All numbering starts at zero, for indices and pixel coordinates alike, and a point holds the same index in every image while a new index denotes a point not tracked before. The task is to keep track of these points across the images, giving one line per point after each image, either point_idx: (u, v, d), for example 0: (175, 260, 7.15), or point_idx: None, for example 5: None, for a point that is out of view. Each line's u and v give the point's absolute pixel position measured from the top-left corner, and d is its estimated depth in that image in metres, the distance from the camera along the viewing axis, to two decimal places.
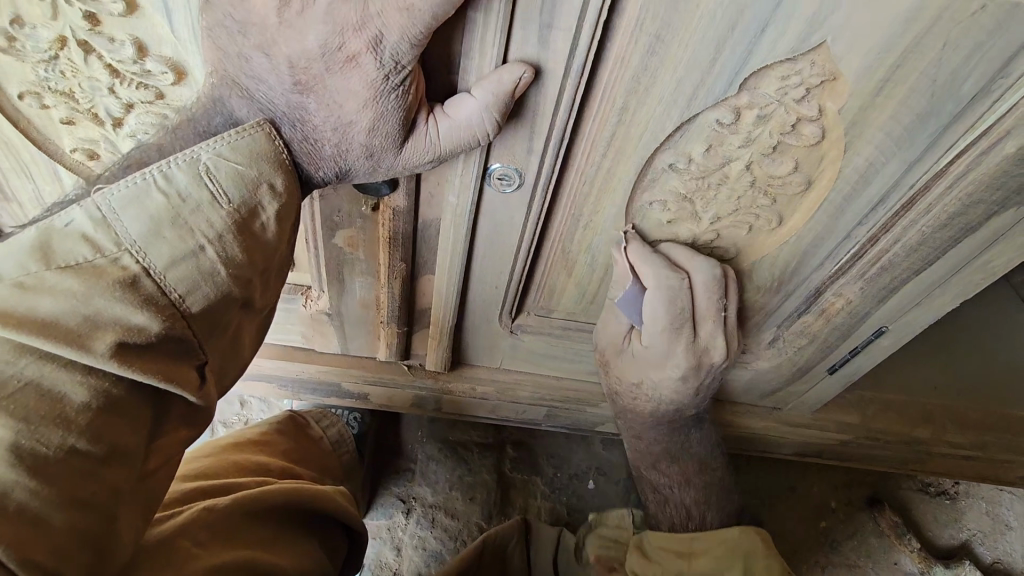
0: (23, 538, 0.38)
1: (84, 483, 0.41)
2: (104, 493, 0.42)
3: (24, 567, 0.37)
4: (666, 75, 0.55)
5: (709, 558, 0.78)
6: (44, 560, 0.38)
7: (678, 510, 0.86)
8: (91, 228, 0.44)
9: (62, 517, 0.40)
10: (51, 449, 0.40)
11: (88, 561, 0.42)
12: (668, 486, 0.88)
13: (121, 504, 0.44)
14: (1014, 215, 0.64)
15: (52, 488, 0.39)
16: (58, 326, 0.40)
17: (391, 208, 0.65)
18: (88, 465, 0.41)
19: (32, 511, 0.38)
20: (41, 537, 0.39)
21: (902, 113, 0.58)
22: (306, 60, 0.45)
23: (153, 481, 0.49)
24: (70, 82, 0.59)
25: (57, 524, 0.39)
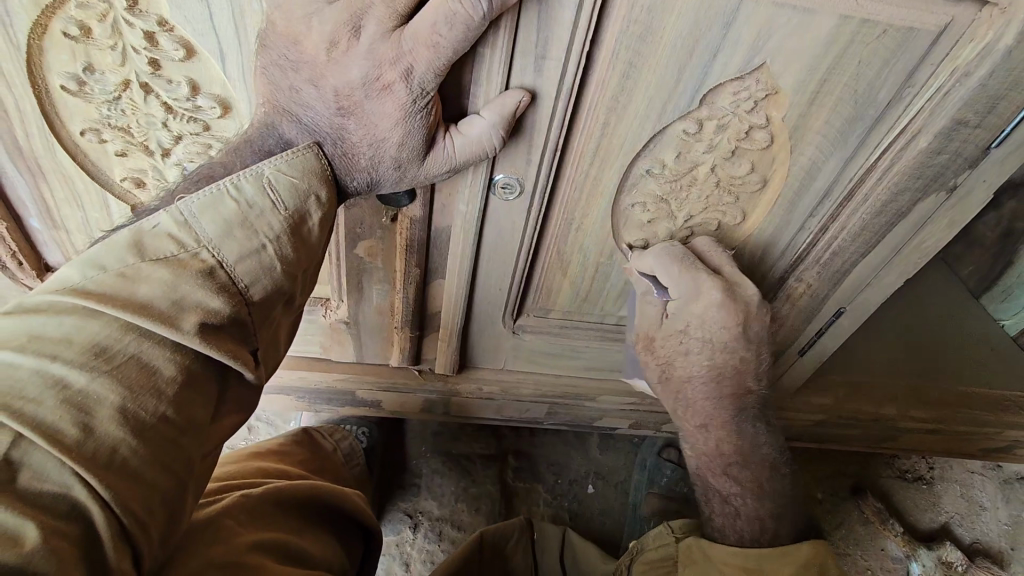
0: (124, 487, 0.43)
1: (168, 448, 0.47)
2: (182, 460, 0.48)
3: (122, 510, 0.43)
4: (639, 93, 0.66)
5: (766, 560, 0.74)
6: (137, 509, 0.44)
7: (727, 514, 0.82)
8: (175, 228, 0.52)
9: (151, 474, 0.45)
10: (148, 414, 0.46)
11: (163, 520, 0.47)
12: (737, 497, 0.82)
13: (191, 474, 0.50)
14: (935, 201, 0.76)
15: (147, 448, 0.45)
16: (153, 306, 0.48)
17: (409, 218, 0.75)
18: (171, 433, 0.47)
19: (132, 466, 0.44)
20: (137, 490, 0.44)
21: (834, 118, 0.70)
22: (349, 88, 0.56)
23: (208, 461, 0.54)
24: (128, 118, 0.67)
25: (148, 480, 0.45)
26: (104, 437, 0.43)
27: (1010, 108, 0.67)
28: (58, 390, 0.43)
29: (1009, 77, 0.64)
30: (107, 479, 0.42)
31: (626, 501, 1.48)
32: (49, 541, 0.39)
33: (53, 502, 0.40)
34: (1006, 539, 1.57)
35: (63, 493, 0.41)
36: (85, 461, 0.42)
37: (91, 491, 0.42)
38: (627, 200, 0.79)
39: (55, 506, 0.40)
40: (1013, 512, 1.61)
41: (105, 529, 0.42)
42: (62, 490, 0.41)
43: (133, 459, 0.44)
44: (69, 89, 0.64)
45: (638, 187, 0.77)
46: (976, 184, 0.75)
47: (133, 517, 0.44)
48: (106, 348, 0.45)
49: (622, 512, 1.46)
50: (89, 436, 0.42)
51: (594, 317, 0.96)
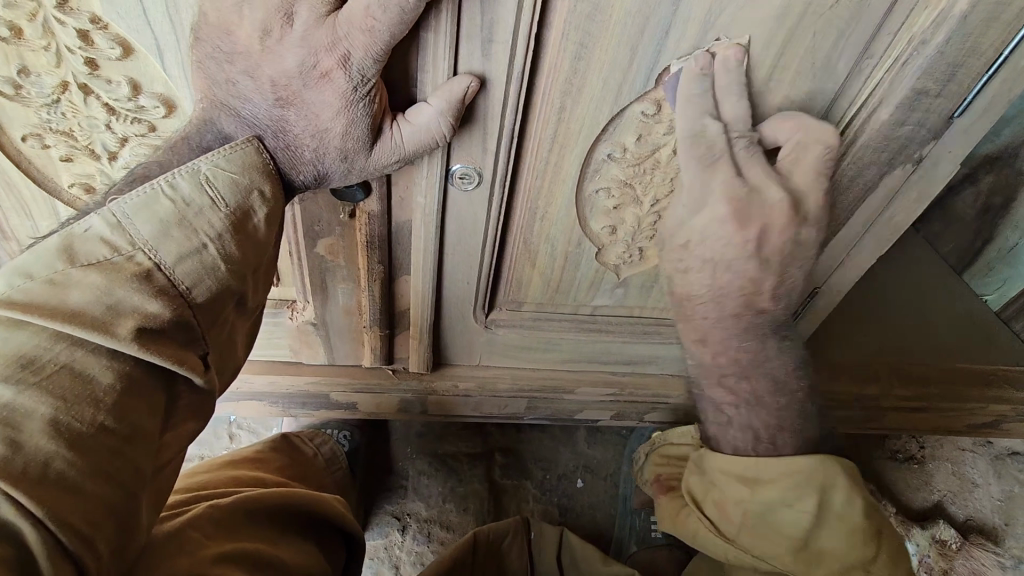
0: (60, 503, 0.41)
1: (111, 459, 0.45)
2: (129, 471, 0.46)
3: (60, 526, 0.41)
4: (593, 75, 0.65)
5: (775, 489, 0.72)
6: (78, 524, 0.42)
7: None
8: (109, 231, 0.50)
9: (92, 486, 0.43)
10: (83, 425, 0.44)
11: (113, 533, 0.45)
12: None
13: (141, 484, 0.48)
14: (902, 172, 0.75)
15: (85, 460, 0.43)
16: (84, 313, 0.46)
17: (366, 213, 0.74)
18: (114, 443, 0.45)
19: (69, 480, 0.42)
20: (76, 505, 0.42)
21: (794, 94, 0.69)
22: (285, 78, 0.54)
23: (161, 472, 0.52)
24: (70, 122, 0.66)
25: (90, 493, 0.43)
26: (35, 452, 0.41)
27: (970, 75, 0.65)
28: None
29: (966, 44, 0.63)
30: (39, 495, 0.41)
31: (616, 494, 1.47)
32: None
33: None
34: (999, 515, 1.57)
35: None
36: (15, 478, 0.40)
37: (21, 508, 0.40)
38: (591, 186, 0.77)
39: None
40: (1005, 487, 1.60)
41: (38, 548, 0.40)
42: None
43: (70, 472, 0.42)
44: (5, 93, 0.62)
45: (601, 172, 0.76)
46: (943, 154, 0.74)
47: (74, 534, 0.42)
48: (35, 359, 0.44)
49: (611, 506, 1.45)
50: (17, 452, 0.41)
51: (568, 307, 0.94)
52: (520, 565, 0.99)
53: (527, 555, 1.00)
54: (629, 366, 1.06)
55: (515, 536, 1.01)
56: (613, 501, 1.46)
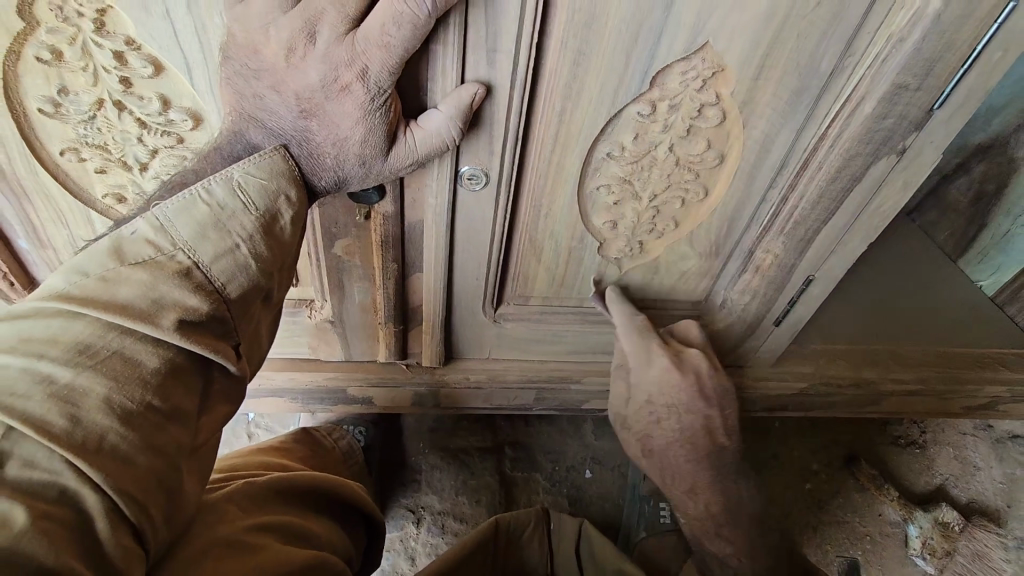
0: (118, 472, 0.46)
1: (158, 432, 0.50)
2: (174, 445, 0.51)
3: (117, 491, 0.46)
4: (591, 79, 0.69)
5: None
6: (132, 489, 0.47)
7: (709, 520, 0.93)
8: (153, 234, 0.55)
9: (143, 458, 0.48)
10: (133, 403, 0.48)
11: (160, 503, 0.50)
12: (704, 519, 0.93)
13: (183, 459, 0.52)
14: (887, 163, 0.79)
15: (138, 434, 0.48)
16: (132, 305, 0.51)
17: (381, 214, 0.78)
18: (160, 419, 0.50)
19: (123, 452, 0.47)
20: (132, 475, 0.47)
21: (780, 91, 0.73)
22: (309, 92, 0.59)
23: (201, 450, 0.57)
24: (104, 136, 0.70)
25: (143, 463, 0.48)
26: (92, 425, 0.46)
27: (947, 69, 0.69)
28: (46, 385, 0.46)
29: (941, 41, 0.67)
30: (100, 463, 0.45)
31: (624, 483, 1.51)
32: (38, 524, 0.41)
33: (43, 488, 0.43)
34: (1000, 497, 1.60)
35: (52, 479, 0.43)
36: (77, 448, 0.45)
37: (82, 476, 0.45)
38: (592, 183, 0.82)
39: (46, 491, 0.43)
40: (1006, 470, 1.63)
41: (95, 513, 0.44)
42: (53, 476, 0.44)
43: (123, 445, 0.47)
44: (45, 111, 0.67)
45: (601, 170, 0.80)
46: (925, 145, 0.77)
47: (130, 499, 0.46)
48: (90, 345, 0.48)
49: (620, 495, 1.49)
50: (77, 425, 0.45)
51: (573, 301, 0.99)
52: (540, 554, 1.04)
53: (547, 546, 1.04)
54: None
55: (534, 527, 1.04)
56: (621, 490, 1.50)
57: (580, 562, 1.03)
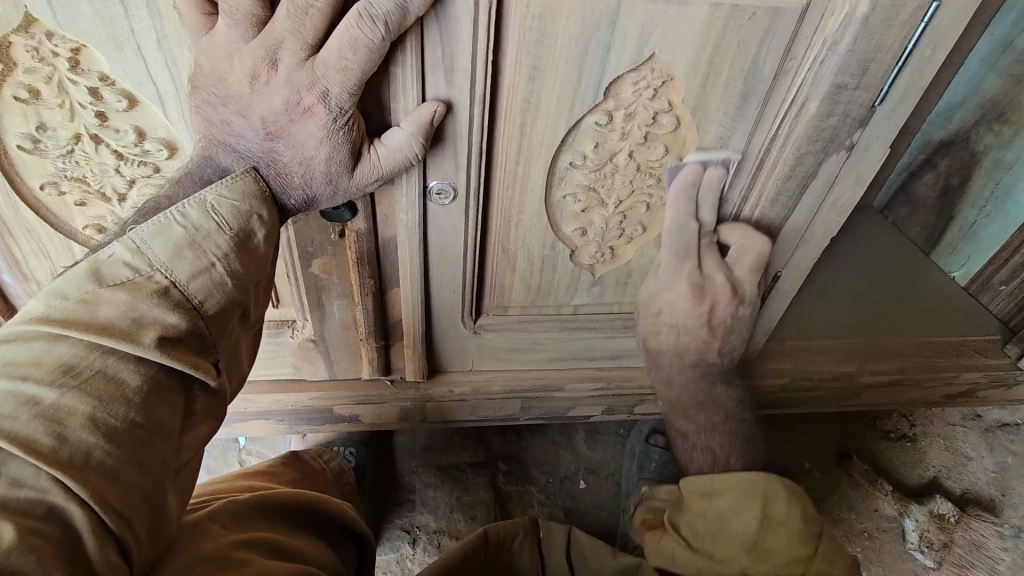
0: (104, 489, 0.47)
1: (143, 450, 0.51)
2: (158, 463, 0.52)
3: (104, 508, 0.47)
4: (547, 92, 0.73)
5: (729, 498, 0.78)
6: (119, 506, 0.48)
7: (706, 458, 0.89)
8: (129, 255, 0.57)
9: (127, 474, 0.49)
10: (118, 421, 0.50)
11: (144, 520, 0.51)
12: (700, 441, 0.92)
13: (168, 477, 0.53)
14: (838, 159, 0.82)
15: (121, 450, 0.49)
16: (114, 326, 0.52)
17: (355, 231, 0.81)
18: (144, 437, 0.51)
19: (107, 469, 0.48)
20: (115, 490, 0.48)
21: (729, 96, 0.77)
22: (274, 115, 0.62)
23: (185, 471, 0.58)
24: (82, 169, 0.73)
25: (126, 479, 0.49)
26: (77, 444, 0.47)
27: (882, 68, 0.73)
28: (31, 406, 0.47)
29: (872, 41, 0.70)
30: (84, 480, 0.47)
31: (618, 492, 1.51)
32: (25, 540, 0.42)
33: (31, 506, 0.44)
34: (995, 486, 1.60)
35: (39, 496, 0.45)
36: (62, 464, 0.46)
37: (68, 493, 0.46)
38: (558, 192, 0.85)
39: (32, 510, 0.44)
40: (998, 459, 1.64)
41: (82, 527, 0.46)
42: (40, 493, 0.45)
43: (108, 461, 0.48)
44: (25, 148, 0.70)
45: (566, 179, 0.83)
46: (872, 140, 0.81)
47: (114, 515, 0.48)
48: (74, 365, 0.50)
49: (615, 504, 1.49)
50: (63, 443, 0.47)
51: (550, 308, 1.01)
52: (531, 564, 1.03)
53: (539, 554, 1.04)
54: (615, 360, 1.12)
55: (526, 536, 1.04)
56: (615, 499, 1.50)
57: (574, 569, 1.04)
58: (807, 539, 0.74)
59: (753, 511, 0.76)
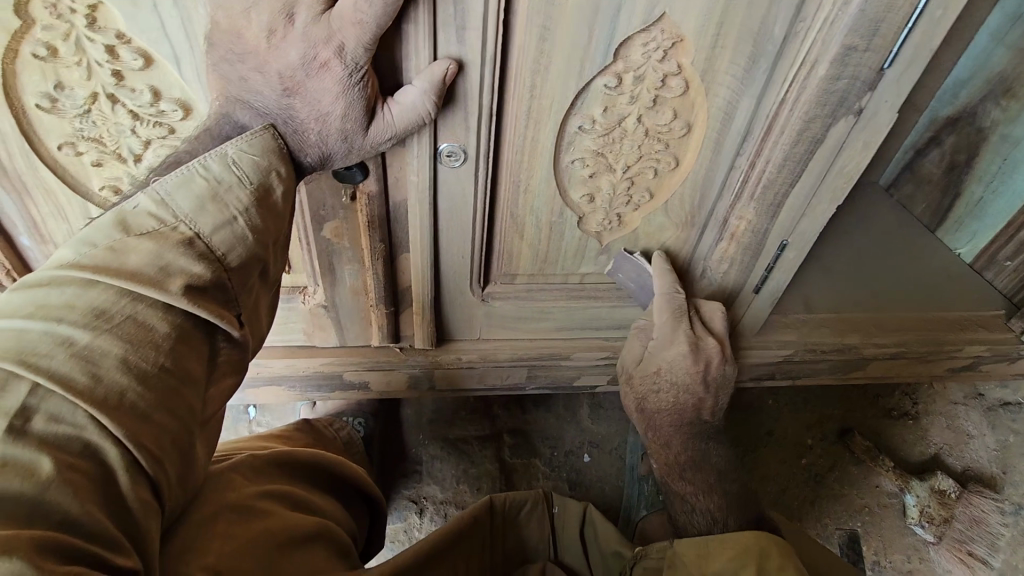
0: (138, 429, 0.48)
1: (172, 395, 0.52)
2: (186, 408, 0.53)
3: (138, 448, 0.48)
4: (558, 52, 0.73)
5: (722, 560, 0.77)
6: (152, 447, 0.49)
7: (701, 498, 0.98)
8: (153, 206, 0.57)
9: (158, 417, 0.50)
10: (148, 365, 0.50)
11: (174, 462, 0.52)
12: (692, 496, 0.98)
13: (195, 422, 0.54)
14: (846, 124, 0.82)
15: (152, 393, 0.50)
16: (142, 273, 0.53)
17: (366, 194, 0.82)
18: (174, 382, 0.52)
19: (140, 410, 0.49)
20: (148, 431, 0.49)
21: (738, 58, 0.77)
22: (290, 70, 0.63)
23: (209, 421, 0.59)
24: (99, 128, 0.74)
25: (158, 421, 0.50)
26: (111, 383, 0.48)
27: (892, 29, 0.73)
28: (66, 347, 0.48)
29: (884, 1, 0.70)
30: (119, 419, 0.47)
31: (622, 465, 1.54)
32: (62, 473, 0.43)
33: (68, 441, 0.45)
34: (995, 464, 1.62)
35: (75, 433, 0.45)
36: (97, 403, 0.47)
37: (103, 432, 0.47)
38: (567, 157, 0.86)
39: (70, 446, 0.45)
40: (1000, 437, 1.64)
41: (117, 465, 0.46)
42: (76, 430, 0.46)
43: (140, 403, 0.49)
44: (43, 107, 0.71)
45: (574, 144, 0.84)
46: (879, 105, 0.81)
47: (147, 456, 0.49)
48: (105, 310, 0.50)
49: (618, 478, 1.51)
50: (98, 383, 0.47)
51: (558, 276, 1.02)
52: (540, 534, 1.07)
53: (549, 527, 1.07)
54: (621, 330, 1.13)
55: (534, 507, 1.06)
56: (619, 473, 1.53)
57: (584, 544, 1.06)
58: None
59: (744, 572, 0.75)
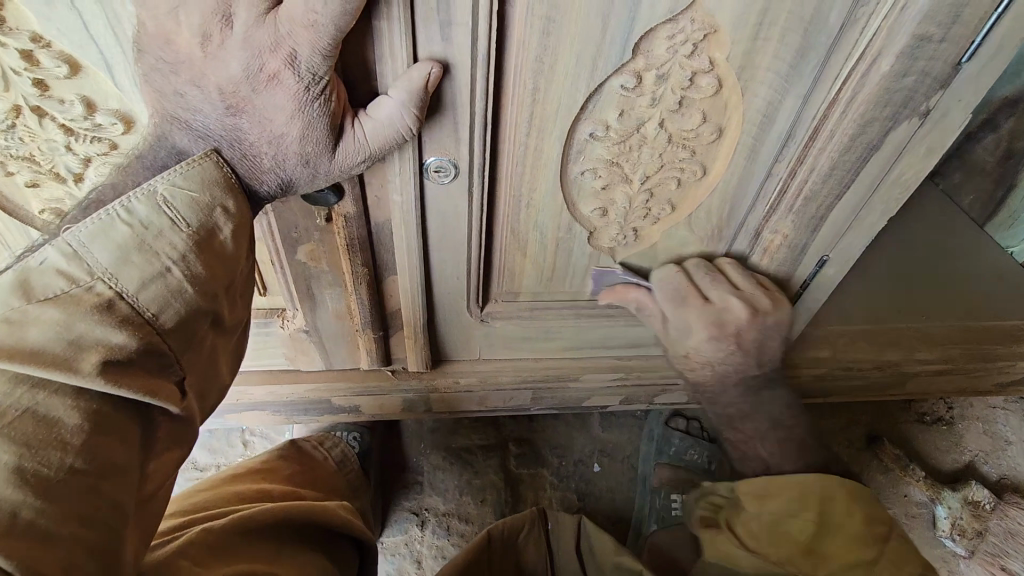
0: (37, 555, 0.39)
1: (88, 499, 0.43)
2: (110, 510, 0.44)
3: None
4: (565, 50, 0.61)
5: (780, 501, 0.74)
6: (59, 570, 0.40)
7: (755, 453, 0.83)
8: (64, 262, 0.48)
9: (68, 531, 0.41)
10: (51, 470, 0.42)
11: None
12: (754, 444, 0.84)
13: (125, 522, 0.46)
14: (909, 127, 0.69)
15: (56, 506, 0.41)
16: (45, 351, 0.44)
17: (343, 216, 0.71)
18: (88, 482, 0.43)
19: (41, 528, 0.40)
20: (53, 554, 0.40)
21: (783, 51, 0.64)
22: (233, 84, 0.51)
23: (147, 505, 0.51)
24: (29, 146, 0.64)
25: (66, 537, 0.41)
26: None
27: (976, 16, 0.60)
28: None
29: None
30: (10, 547, 0.38)
31: (634, 475, 1.45)
32: None
33: None
34: None
35: None
36: None
37: None
38: (575, 168, 0.74)
39: None
40: None
41: None
42: None
43: (41, 519, 0.40)
44: None
45: (585, 153, 0.72)
46: (952, 105, 0.67)
47: None
48: None
49: (630, 488, 1.43)
50: None
51: (566, 295, 0.91)
52: (539, 557, 0.96)
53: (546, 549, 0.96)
54: (635, 349, 1.02)
55: (529, 530, 0.96)
56: (631, 483, 1.44)
57: (584, 568, 0.96)
58: (869, 541, 0.69)
59: (810, 516, 0.71)
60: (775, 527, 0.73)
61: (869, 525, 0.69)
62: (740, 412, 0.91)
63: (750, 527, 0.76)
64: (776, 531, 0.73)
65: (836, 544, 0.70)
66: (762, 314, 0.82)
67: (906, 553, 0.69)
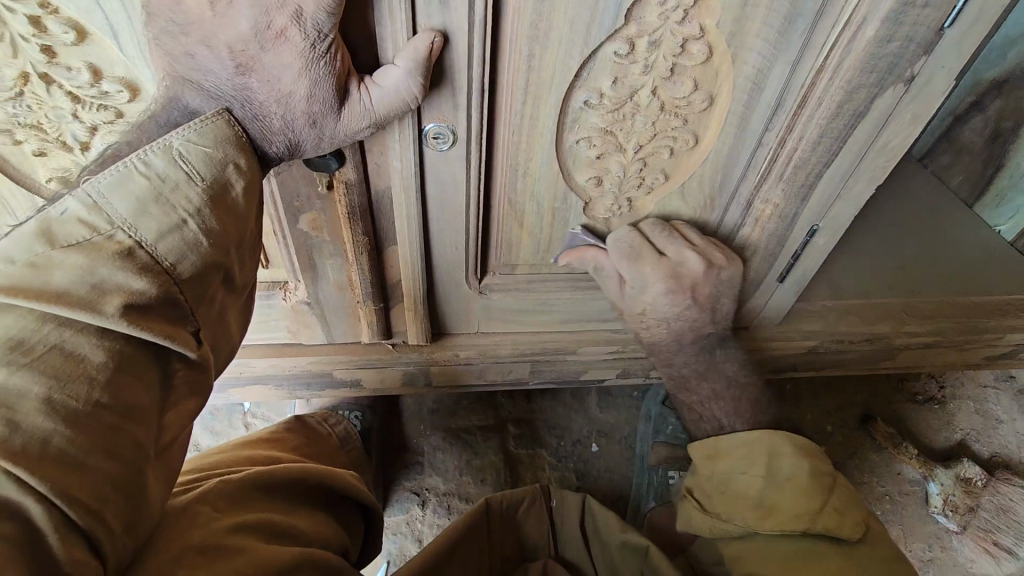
0: (67, 482, 0.42)
1: (113, 434, 0.45)
2: (133, 447, 0.46)
3: (70, 504, 0.42)
4: (560, 16, 0.63)
5: (733, 459, 0.81)
6: (86, 500, 0.43)
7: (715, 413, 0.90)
8: (84, 211, 0.49)
9: (93, 461, 0.43)
10: (79, 403, 0.44)
11: (121, 506, 0.46)
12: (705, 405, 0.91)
13: (146, 460, 0.48)
14: (894, 93, 0.71)
15: (84, 436, 0.43)
16: (70, 293, 0.45)
17: (344, 182, 0.73)
18: (114, 419, 0.45)
19: (71, 458, 0.42)
20: (83, 481, 0.43)
21: (772, 17, 0.66)
22: (242, 42, 0.53)
23: (168, 451, 0.52)
24: (37, 114, 0.65)
25: (92, 468, 0.43)
26: (29, 432, 0.41)
27: None
28: None
29: None
30: (41, 471, 0.41)
31: (632, 455, 1.47)
32: None
33: None
34: None
35: None
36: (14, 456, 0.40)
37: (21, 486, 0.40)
38: (570, 137, 0.76)
39: None
40: None
41: (46, 526, 0.40)
42: None
43: (70, 450, 0.42)
44: None
45: (580, 121, 0.74)
46: (935, 71, 0.70)
47: (82, 509, 0.42)
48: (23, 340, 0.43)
49: (628, 467, 1.45)
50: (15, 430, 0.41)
51: (563, 267, 0.93)
52: (538, 531, 0.99)
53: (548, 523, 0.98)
54: None
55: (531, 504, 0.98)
56: (629, 463, 1.46)
57: (586, 541, 0.97)
58: (813, 496, 0.75)
59: (758, 470, 0.79)
60: (725, 483, 0.81)
61: (812, 478, 0.76)
62: (700, 365, 0.92)
63: (705, 488, 0.84)
64: (727, 488, 0.81)
65: (778, 494, 0.77)
66: (717, 266, 0.85)
67: (846, 507, 0.74)
